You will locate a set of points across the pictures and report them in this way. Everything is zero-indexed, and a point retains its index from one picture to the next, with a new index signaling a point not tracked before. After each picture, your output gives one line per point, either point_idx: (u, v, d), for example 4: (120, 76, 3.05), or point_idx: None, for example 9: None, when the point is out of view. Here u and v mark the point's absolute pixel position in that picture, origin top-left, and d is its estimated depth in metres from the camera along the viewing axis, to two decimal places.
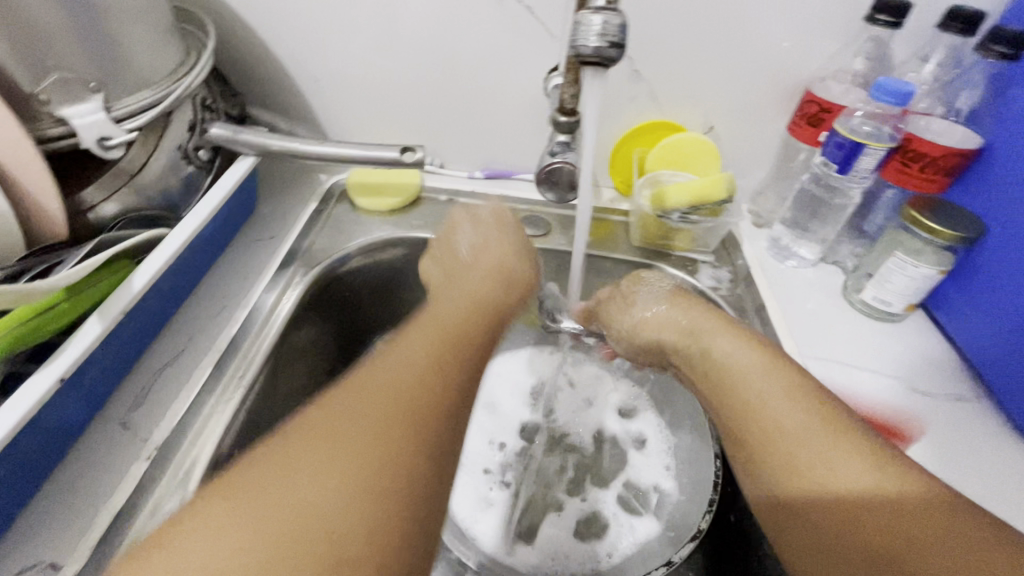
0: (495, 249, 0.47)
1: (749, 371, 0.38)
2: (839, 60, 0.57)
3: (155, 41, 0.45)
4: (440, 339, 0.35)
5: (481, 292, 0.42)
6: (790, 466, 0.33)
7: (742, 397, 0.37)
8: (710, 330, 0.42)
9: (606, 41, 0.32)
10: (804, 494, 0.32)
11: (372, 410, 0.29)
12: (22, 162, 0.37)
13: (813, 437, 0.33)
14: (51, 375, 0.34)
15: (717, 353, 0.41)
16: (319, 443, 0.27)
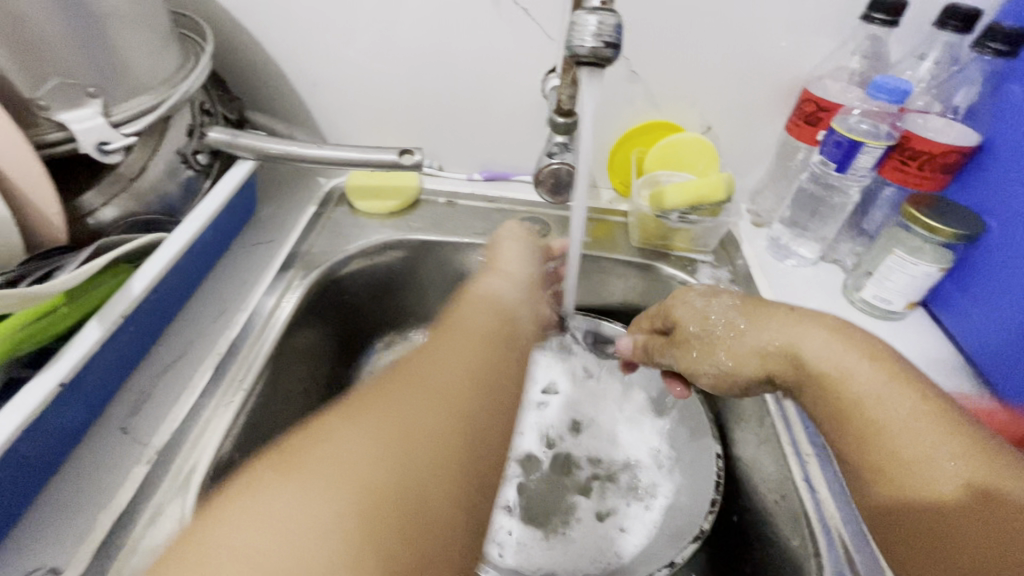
0: (515, 275, 0.46)
1: (850, 372, 0.36)
2: (836, 59, 0.57)
3: (154, 47, 0.45)
4: (471, 340, 0.35)
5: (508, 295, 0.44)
6: (886, 468, 0.32)
7: (844, 396, 0.35)
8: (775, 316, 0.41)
9: (602, 41, 0.32)
10: (904, 492, 0.31)
11: (432, 403, 0.29)
12: (21, 168, 0.38)
13: (924, 429, 0.32)
14: (50, 379, 0.34)
15: (806, 350, 0.38)
16: (380, 425, 0.27)
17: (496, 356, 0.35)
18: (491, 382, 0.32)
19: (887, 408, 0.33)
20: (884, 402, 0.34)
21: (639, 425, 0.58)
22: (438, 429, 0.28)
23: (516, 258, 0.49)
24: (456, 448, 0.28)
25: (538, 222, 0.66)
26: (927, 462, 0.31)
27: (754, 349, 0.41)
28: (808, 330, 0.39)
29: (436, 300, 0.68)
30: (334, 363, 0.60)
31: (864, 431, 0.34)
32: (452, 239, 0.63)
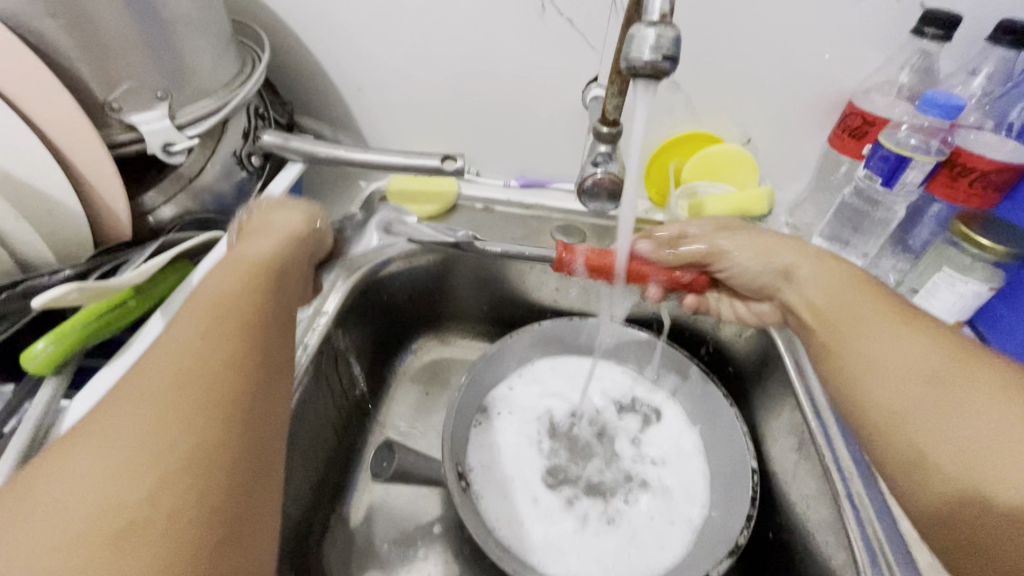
0: (260, 243, 0.39)
1: (875, 331, 0.39)
2: (885, 73, 0.56)
3: (217, 53, 0.47)
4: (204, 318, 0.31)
5: (268, 253, 0.38)
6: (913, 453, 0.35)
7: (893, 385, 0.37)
8: (837, 283, 0.43)
9: (660, 54, 0.33)
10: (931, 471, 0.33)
11: (121, 424, 0.26)
12: (95, 165, 0.40)
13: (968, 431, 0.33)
14: (118, 368, 0.36)
15: (851, 318, 0.41)
16: (72, 461, 0.24)
17: (228, 335, 0.30)
18: (230, 363, 0.29)
19: (940, 411, 0.34)
20: (940, 406, 0.34)
21: (679, 432, 0.58)
22: (160, 437, 0.25)
23: (270, 224, 0.42)
24: (168, 454, 0.25)
25: (573, 229, 0.66)
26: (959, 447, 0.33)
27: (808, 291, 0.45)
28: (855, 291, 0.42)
29: (470, 304, 0.68)
30: (371, 362, 0.62)
31: (908, 424, 0.35)
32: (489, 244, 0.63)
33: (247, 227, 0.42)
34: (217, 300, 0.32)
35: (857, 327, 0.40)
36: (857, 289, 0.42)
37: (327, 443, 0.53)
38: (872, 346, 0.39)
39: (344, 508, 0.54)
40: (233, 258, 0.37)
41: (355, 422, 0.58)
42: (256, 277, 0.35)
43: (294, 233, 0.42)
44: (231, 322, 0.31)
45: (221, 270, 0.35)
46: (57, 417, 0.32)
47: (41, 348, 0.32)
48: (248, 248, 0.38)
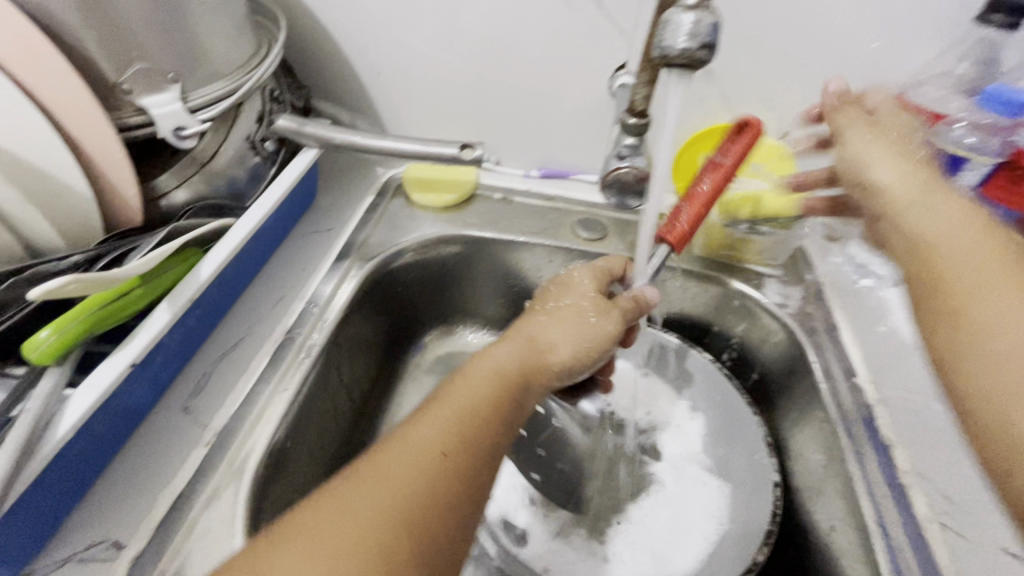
0: (568, 335, 0.40)
1: (925, 219, 0.43)
2: (942, 64, 0.52)
3: (231, 33, 0.46)
4: (442, 420, 0.32)
5: (536, 353, 0.39)
6: (1001, 430, 0.33)
7: (952, 282, 0.39)
8: (923, 214, 0.43)
9: (697, 42, 0.30)
10: (995, 368, 0.34)
11: (369, 487, 0.28)
12: (102, 147, 0.38)
13: (1001, 311, 0.36)
14: (123, 359, 0.35)
15: (949, 272, 0.39)
16: (310, 536, 0.26)
17: (465, 427, 0.32)
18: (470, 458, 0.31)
19: (992, 320, 0.36)
20: (995, 319, 0.36)
21: (699, 440, 0.56)
22: (400, 511, 0.28)
23: (562, 315, 0.41)
24: (411, 532, 0.28)
25: (595, 223, 0.64)
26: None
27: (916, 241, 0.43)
28: (979, 252, 0.39)
29: (486, 297, 0.67)
30: (384, 353, 0.61)
31: (959, 314, 0.37)
32: (507, 236, 0.62)
33: (541, 308, 0.43)
34: (464, 402, 0.34)
35: (979, 290, 0.37)
36: (954, 206, 0.42)
37: (337, 437, 0.52)
38: (982, 313, 0.36)
39: None
40: (533, 351, 0.39)
41: (366, 414, 0.57)
42: (517, 384, 0.36)
43: (601, 306, 0.42)
44: (461, 421, 0.33)
45: (515, 351, 0.38)
46: (59, 407, 0.32)
47: (44, 337, 0.31)
48: (543, 344, 0.39)
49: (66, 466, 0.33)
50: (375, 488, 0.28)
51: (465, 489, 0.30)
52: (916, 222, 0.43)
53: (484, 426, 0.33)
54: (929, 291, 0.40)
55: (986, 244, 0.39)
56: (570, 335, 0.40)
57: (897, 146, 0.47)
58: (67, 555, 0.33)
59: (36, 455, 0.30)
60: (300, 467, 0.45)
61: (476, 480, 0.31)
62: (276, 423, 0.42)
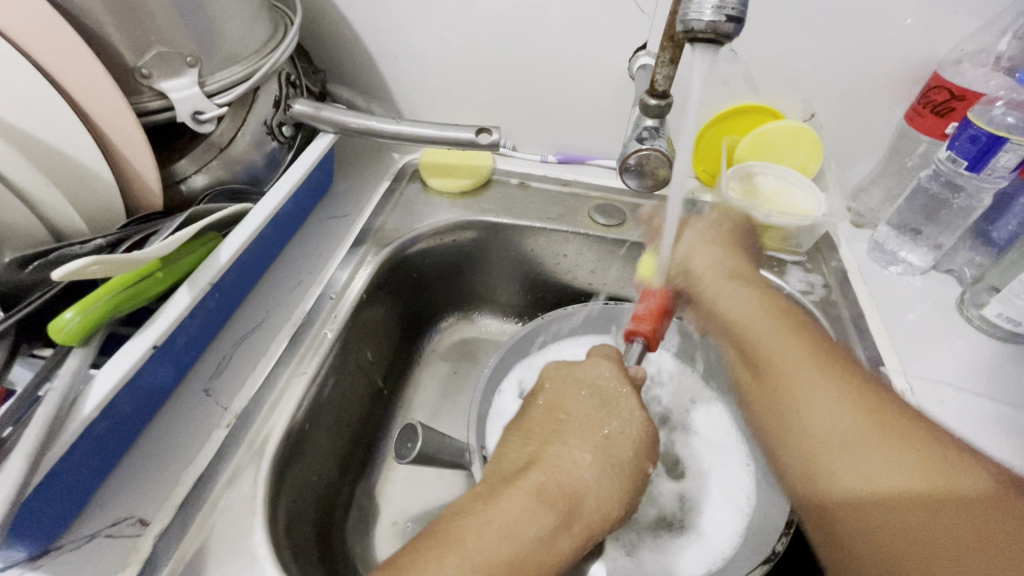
0: (604, 487, 0.36)
1: (730, 296, 0.46)
2: (979, 41, 0.49)
3: (246, 18, 0.46)
4: (486, 551, 0.31)
5: (568, 490, 0.35)
6: (831, 464, 0.34)
7: (782, 403, 0.39)
8: (737, 290, 0.46)
9: (724, 14, 0.29)
10: (872, 496, 0.32)
11: None
12: (124, 133, 0.39)
13: (873, 429, 0.34)
14: (146, 340, 0.35)
15: (761, 354, 0.42)
16: None
17: (528, 569, 0.31)
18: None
19: (819, 407, 0.36)
20: (818, 395, 0.37)
21: (722, 425, 0.55)
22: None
23: (591, 417, 0.39)
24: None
25: (613, 209, 0.63)
26: (864, 463, 0.33)
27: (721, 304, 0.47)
28: (770, 333, 0.42)
29: (502, 284, 0.66)
30: (401, 338, 0.61)
31: (816, 429, 0.36)
32: (524, 222, 0.61)
33: (561, 422, 0.39)
34: (522, 545, 0.32)
35: (777, 410, 0.39)
36: (762, 296, 0.45)
37: (354, 421, 0.52)
38: (816, 424, 0.36)
39: (369, 482, 0.52)
40: (570, 511, 0.34)
41: (383, 399, 0.57)
42: (580, 535, 0.34)
43: (645, 448, 0.39)
44: (507, 564, 0.31)
45: (539, 516, 0.33)
46: (84, 386, 0.32)
47: (68, 319, 0.32)
48: (591, 510, 0.35)
49: (92, 444, 0.33)
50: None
51: None
52: (747, 320, 0.44)
53: None
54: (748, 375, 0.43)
55: (806, 348, 0.40)
56: (612, 489, 0.36)
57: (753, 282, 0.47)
58: (94, 531, 0.34)
59: (64, 432, 0.31)
60: (318, 449, 0.46)
61: None
62: (294, 405, 0.42)
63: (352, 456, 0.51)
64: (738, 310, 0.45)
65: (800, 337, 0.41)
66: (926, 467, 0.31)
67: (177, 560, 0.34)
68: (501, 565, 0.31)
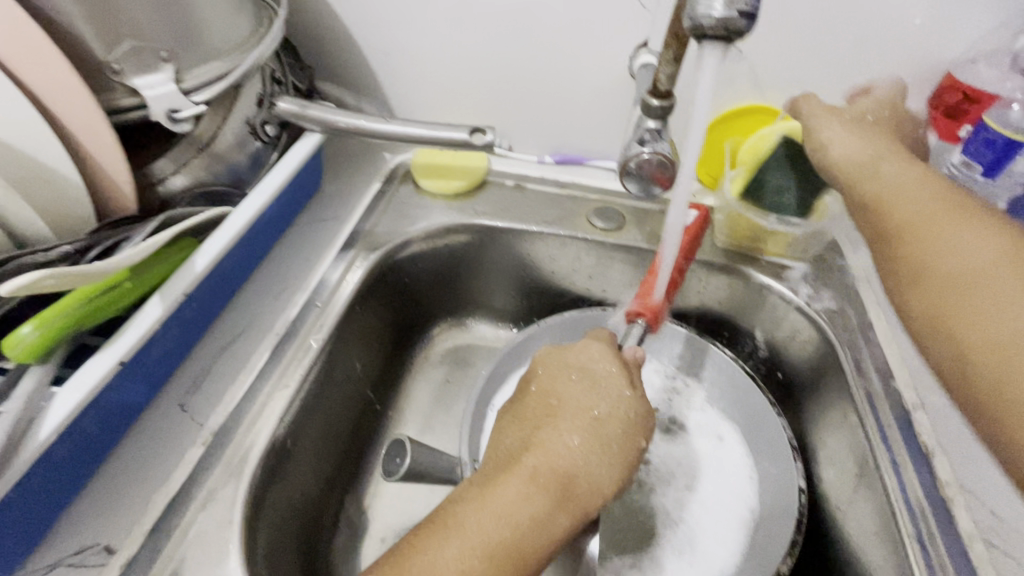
0: (598, 465, 0.35)
1: (958, 244, 0.41)
2: (995, 40, 0.47)
3: (226, 11, 0.43)
4: (483, 534, 0.32)
5: (555, 466, 0.35)
6: (1007, 349, 0.36)
7: (944, 305, 0.40)
8: (953, 229, 0.42)
9: (736, 9, 0.27)
10: (1013, 392, 0.35)
11: None
12: (91, 133, 0.36)
13: (1010, 312, 0.37)
14: (111, 356, 0.33)
15: (913, 238, 0.43)
16: None
17: (526, 551, 0.32)
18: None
19: (991, 318, 0.37)
20: (990, 310, 0.38)
21: (727, 437, 0.53)
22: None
23: (576, 391, 0.38)
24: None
25: (612, 212, 0.61)
26: (1001, 318, 0.37)
27: (877, 196, 0.46)
28: (936, 219, 0.42)
29: (497, 289, 0.64)
30: (392, 344, 0.59)
31: (988, 339, 0.37)
32: (520, 225, 0.59)
33: (547, 400, 0.39)
34: (516, 527, 0.33)
35: (951, 290, 0.40)
36: (938, 200, 0.44)
37: (342, 434, 0.50)
38: (980, 333, 0.38)
39: (357, 498, 0.50)
40: (563, 492, 0.34)
41: (373, 409, 0.55)
42: (575, 510, 0.34)
43: (636, 424, 0.38)
44: (505, 545, 0.32)
45: (521, 492, 0.34)
46: (42, 407, 0.30)
47: (25, 334, 0.29)
48: (584, 489, 0.35)
49: (53, 467, 0.31)
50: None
51: None
52: (902, 207, 0.45)
53: None
54: (905, 311, 0.43)
55: (1016, 254, 0.38)
56: (609, 469, 0.35)
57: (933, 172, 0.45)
58: (55, 560, 0.32)
59: (19, 457, 0.28)
60: (302, 467, 0.44)
61: None
62: (275, 421, 0.40)
63: (339, 471, 0.49)
64: (892, 187, 0.45)
65: (987, 228, 0.41)
66: None
67: None
68: (492, 543, 0.32)
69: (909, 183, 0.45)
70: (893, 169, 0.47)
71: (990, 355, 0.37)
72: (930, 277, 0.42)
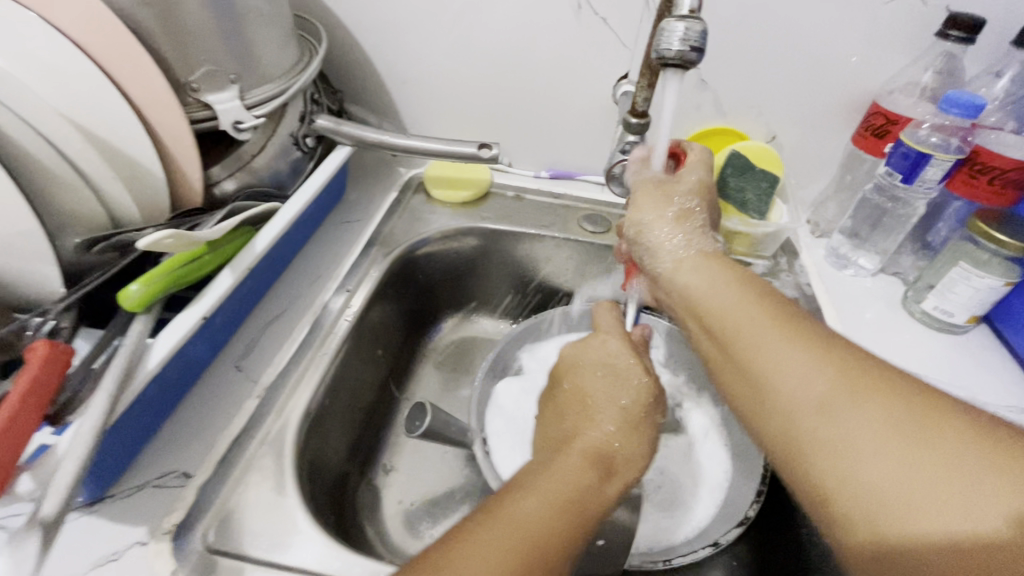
0: (631, 443, 0.39)
1: (723, 302, 0.38)
2: (908, 75, 0.58)
3: (279, 43, 0.52)
4: (555, 490, 0.34)
5: (598, 439, 0.38)
6: (834, 454, 0.29)
7: (754, 367, 0.34)
8: (723, 289, 0.39)
9: (688, 45, 0.36)
10: (873, 495, 0.27)
11: (503, 542, 0.30)
12: (177, 137, 0.44)
13: (881, 428, 0.28)
14: (194, 314, 0.40)
15: (736, 340, 0.36)
16: None
17: (588, 508, 0.34)
18: (583, 537, 0.33)
19: (790, 376, 0.32)
20: (789, 368, 0.32)
21: (702, 411, 0.60)
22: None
23: (591, 369, 0.43)
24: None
25: (600, 218, 0.69)
26: (890, 465, 0.27)
27: (709, 308, 0.39)
28: (747, 317, 0.36)
29: (498, 287, 0.72)
30: (405, 333, 0.66)
31: (792, 408, 0.31)
32: (520, 229, 0.67)
33: (570, 390, 0.43)
34: (584, 495, 0.34)
35: (754, 383, 0.34)
36: (749, 290, 0.38)
37: (364, 405, 0.56)
38: (789, 389, 0.32)
39: (376, 463, 0.57)
40: (608, 465, 0.37)
41: (389, 388, 0.62)
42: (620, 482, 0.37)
43: (653, 406, 0.42)
44: (572, 503, 0.34)
45: (578, 460, 0.36)
46: (145, 349, 0.37)
47: (134, 289, 0.36)
48: (626, 471, 0.38)
49: (146, 402, 0.38)
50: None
51: None
52: (724, 308, 0.38)
53: (566, 539, 0.32)
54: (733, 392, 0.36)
55: (749, 306, 0.36)
56: (639, 445, 0.39)
57: (722, 262, 0.42)
58: (141, 482, 0.38)
59: (129, 387, 0.35)
60: (334, 427, 0.50)
61: None
62: (316, 382, 0.47)
63: (361, 439, 0.55)
64: (696, 285, 0.41)
65: (756, 305, 0.36)
66: (937, 450, 0.26)
67: (217, 509, 0.38)
68: (561, 498, 0.33)
69: (719, 288, 0.39)
70: (700, 275, 0.41)
71: (860, 505, 0.27)
72: (735, 337, 0.36)
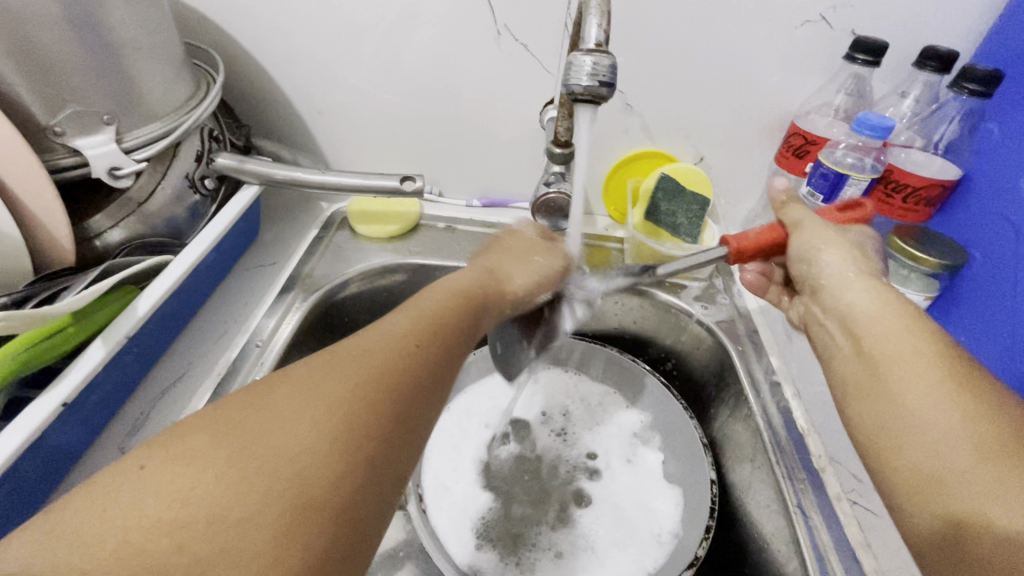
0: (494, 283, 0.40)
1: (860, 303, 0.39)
2: (822, 96, 0.59)
3: (166, 78, 0.47)
4: (417, 320, 0.34)
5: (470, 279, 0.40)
6: (938, 473, 0.30)
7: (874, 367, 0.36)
8: (862, 292, 0.40)
9: (598, 80, 0.34)
10: (927, 480, 0.30)
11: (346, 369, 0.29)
12: (34, 192, 0.38)
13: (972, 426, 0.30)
14: (53, 400, 0.35)
15: (896, 376, 0.35)
16: (197, 462, 0.24)
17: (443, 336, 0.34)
18: (438, 372, 0.33)
19: (915, 376, 0.34)
20: (911, 369, 0.34)
21: (640, 437, 0.58)
22: (293, 463, 0.25)
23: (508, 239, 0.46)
24: (273, 519, 0.23)
25: None
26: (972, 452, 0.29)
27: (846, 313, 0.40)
28: (908, 355, 0.35)
29: None
30: None
31: (893, 406, 0.34)
32: (452, 262, 0.64)
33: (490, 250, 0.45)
34: (435, 330, 0.34)
35: (895, 411, 0.34)
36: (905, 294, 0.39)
37: None
38: (902, 390, 0.34)
39: None
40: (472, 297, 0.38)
41: None
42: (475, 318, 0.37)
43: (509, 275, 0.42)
44: (433, 330, 0.34)
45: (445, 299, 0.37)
46: None
47: None
48: (474, 316, 0.38)
49: None
50: (159, 520, 0.22)
51: (361, 499, 0.26)
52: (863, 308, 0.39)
53: (416, 365, 0.31)
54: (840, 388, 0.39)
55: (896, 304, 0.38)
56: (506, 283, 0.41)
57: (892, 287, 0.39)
58: None
59: None
60: None
61: (371, 482, 0.27)
62: None
63: None
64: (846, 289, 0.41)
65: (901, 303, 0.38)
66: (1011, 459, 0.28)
67: None
68: (423, 326, 0.34)
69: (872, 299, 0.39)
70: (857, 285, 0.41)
71: (932, 487, 0.30)
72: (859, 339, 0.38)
